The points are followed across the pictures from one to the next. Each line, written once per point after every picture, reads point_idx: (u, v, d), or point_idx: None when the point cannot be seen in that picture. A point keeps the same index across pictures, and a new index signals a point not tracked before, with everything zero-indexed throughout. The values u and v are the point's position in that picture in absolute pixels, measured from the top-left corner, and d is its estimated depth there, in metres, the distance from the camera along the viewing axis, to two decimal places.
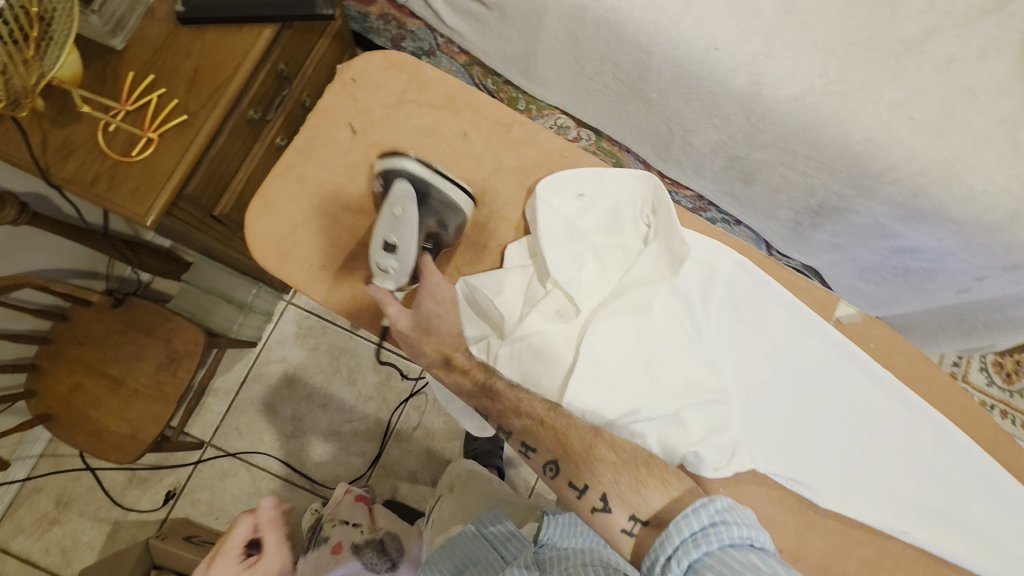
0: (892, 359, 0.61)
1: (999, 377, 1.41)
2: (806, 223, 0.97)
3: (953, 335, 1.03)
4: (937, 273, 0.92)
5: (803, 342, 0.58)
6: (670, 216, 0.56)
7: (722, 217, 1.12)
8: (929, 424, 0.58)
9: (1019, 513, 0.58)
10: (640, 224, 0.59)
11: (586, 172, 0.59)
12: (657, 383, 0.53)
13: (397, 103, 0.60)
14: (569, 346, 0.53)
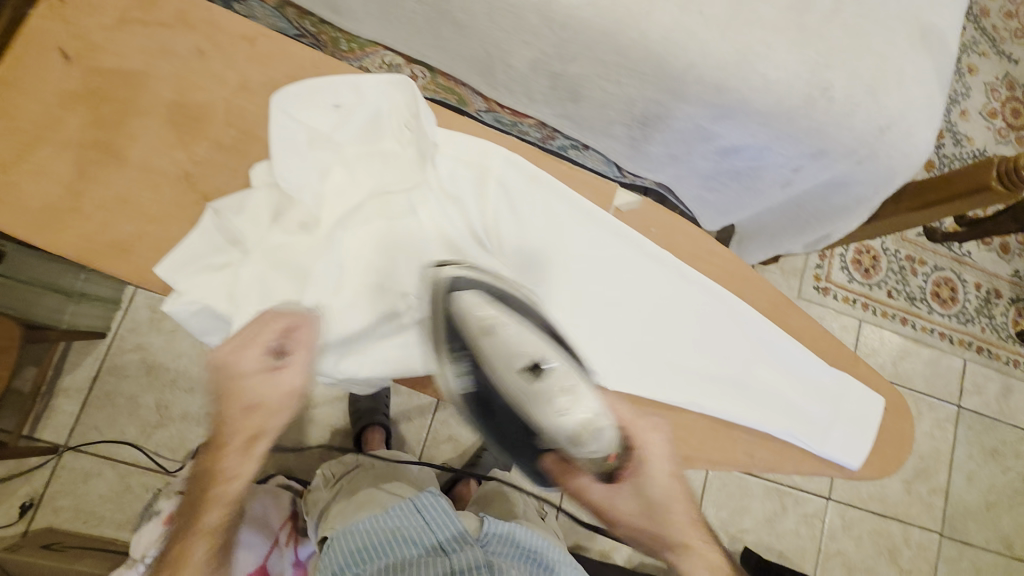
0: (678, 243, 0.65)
1: (858, 273, 1.52)
2: (640, 137, 0.98)
3: (793, 231, 1.09)
4: (761, 169, 0.96)
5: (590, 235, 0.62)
6: (419, 117, 0.58)
7: (570, 143, 1.09)
8: (712, 298, 0.63)
9: (799, 368, 0.64)
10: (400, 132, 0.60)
11: (340, 79, 0.58)
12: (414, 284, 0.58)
13: (118, 27, 0.62)
14: (315, 257, 0.55)
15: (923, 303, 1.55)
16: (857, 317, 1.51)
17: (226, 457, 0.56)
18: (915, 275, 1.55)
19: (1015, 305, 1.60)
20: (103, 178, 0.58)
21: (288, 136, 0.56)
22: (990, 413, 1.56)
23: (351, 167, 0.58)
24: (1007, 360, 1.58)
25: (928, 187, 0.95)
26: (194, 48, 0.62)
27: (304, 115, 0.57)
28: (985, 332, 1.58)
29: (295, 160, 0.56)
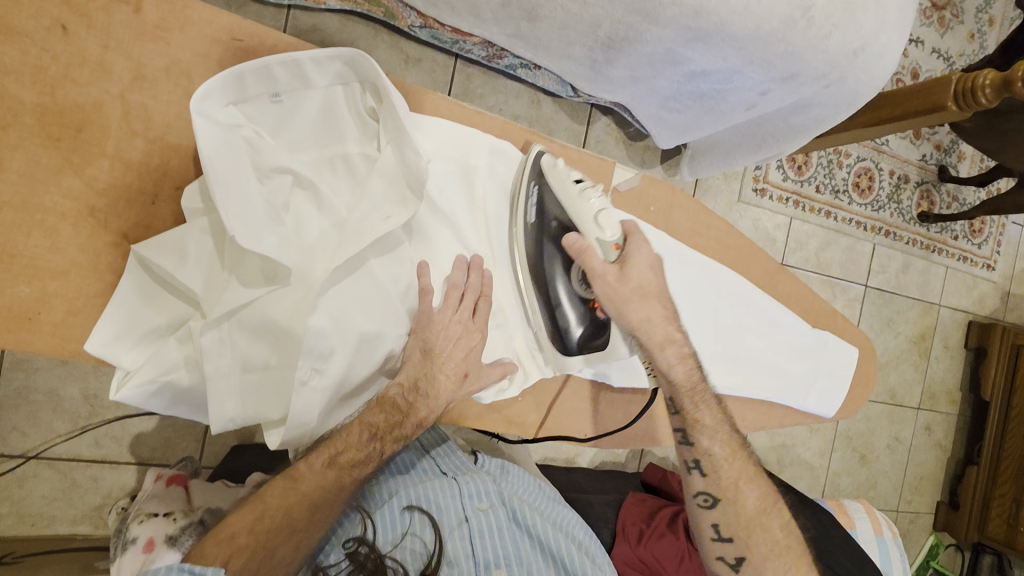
0: (675, 217, 0.89)
1: (792, 171, 1.56)
2: (602, 59, 0.88)
3: (747, 149, 1.06)
4: (728, 92, 0.90)
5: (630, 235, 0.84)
6: (396, 118, 0.62)
7: (521, 63, 1.01)
8: (710, 275, 0.90)
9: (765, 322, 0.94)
10: (360, 120, 0.65)
11: (280, 69, 0.59)
12: (389, 298, 0.68)
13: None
14: (285, 307, 0.61)
15: (845, 195, 1.64)
16: (789, 215, 1.58)
17: (375, 446, 0.70)
18: (841, 168, 1.62)
19: (919, 188, 1.74)
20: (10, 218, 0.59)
21: (230, 149, 0.58)
22: (890, 289, 1.75)
23: (307, 166, 0.64)
24: (908, 240, 1.76)
25: (886, 104, 0.95)
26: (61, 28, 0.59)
27: (247, 110, 0.60)
28: (893, 216, 1.72)
29: (240, 173, 0.58)
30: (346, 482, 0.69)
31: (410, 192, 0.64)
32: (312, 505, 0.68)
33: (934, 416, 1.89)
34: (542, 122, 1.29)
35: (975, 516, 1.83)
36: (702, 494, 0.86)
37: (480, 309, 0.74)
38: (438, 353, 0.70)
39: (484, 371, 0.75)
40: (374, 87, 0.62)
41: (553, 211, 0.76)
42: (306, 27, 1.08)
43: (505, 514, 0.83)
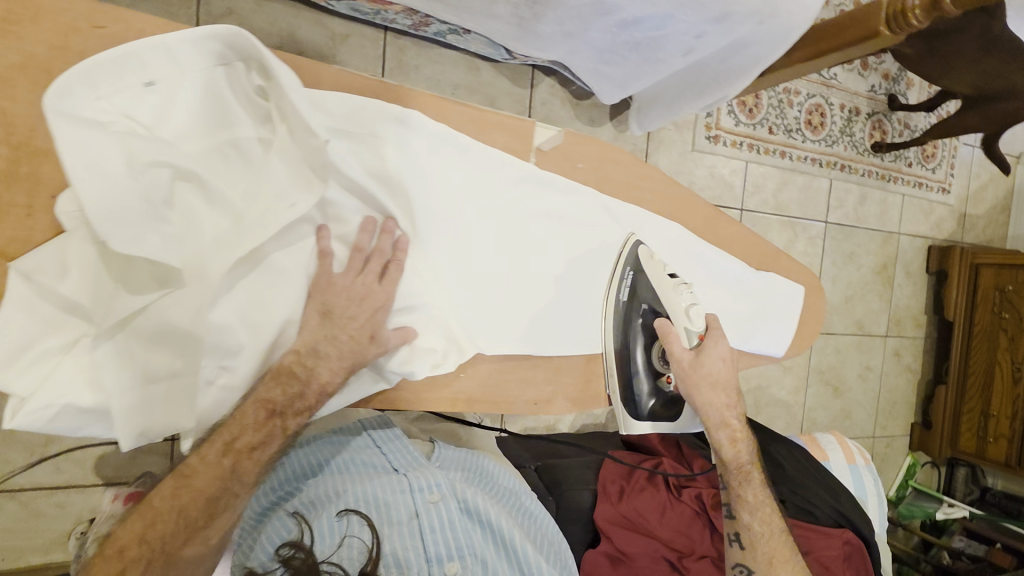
0: (601, 168, 0.87)
1: (743, 114, 1.55)
2: (527, 15, 0.85)
3: (691, 96, 1.03)
4: (663, 39, 0.88)
5: (553, 195, 0.83)
6: (283, 93, 0.59)
7: (448, 29, 0.97)
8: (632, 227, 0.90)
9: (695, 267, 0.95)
10: (247, 102, 0.61)
11: (148, 55, 0.56)
12: (289, 287, 0.66)
13: None
14: (184, 309, 0.59)
15: (798, 133, 1.64)
16: (744, 159, 1.57)
17: (274, 427, 0.66)
18: (791, 106, 1.61)
19: (871, 119, 1.74)
20: None
21: (101, 147, 0.54)
22: (850, 223, 1.78)
23: (194, 157, 0.59)
24: (863, 172, 1.77)
25: (827, 34, 0.92)
26: None
27: (119, 102, 0.56)
28: (847, 150, 1.73)
29: (111, 168, 0.54)
30: (248, 470, 0.65)
31: (312, 175, 0.62)
32: (211, 502, 0.64)
33: (902, 342, 1.94)
34: (482, 89, 1.26)
35: (947, 433, 1.90)
36: (738, 564, 0.95)
37: (391, 273, 0.70)
38: (338, 312, 0.67)
39: (390, 333, 0.71)
40: (256, 65, 0.60)
41: (648, 296, 0.89)
42: (220, 11, 1.03)
43: (455, 505, 0.84)
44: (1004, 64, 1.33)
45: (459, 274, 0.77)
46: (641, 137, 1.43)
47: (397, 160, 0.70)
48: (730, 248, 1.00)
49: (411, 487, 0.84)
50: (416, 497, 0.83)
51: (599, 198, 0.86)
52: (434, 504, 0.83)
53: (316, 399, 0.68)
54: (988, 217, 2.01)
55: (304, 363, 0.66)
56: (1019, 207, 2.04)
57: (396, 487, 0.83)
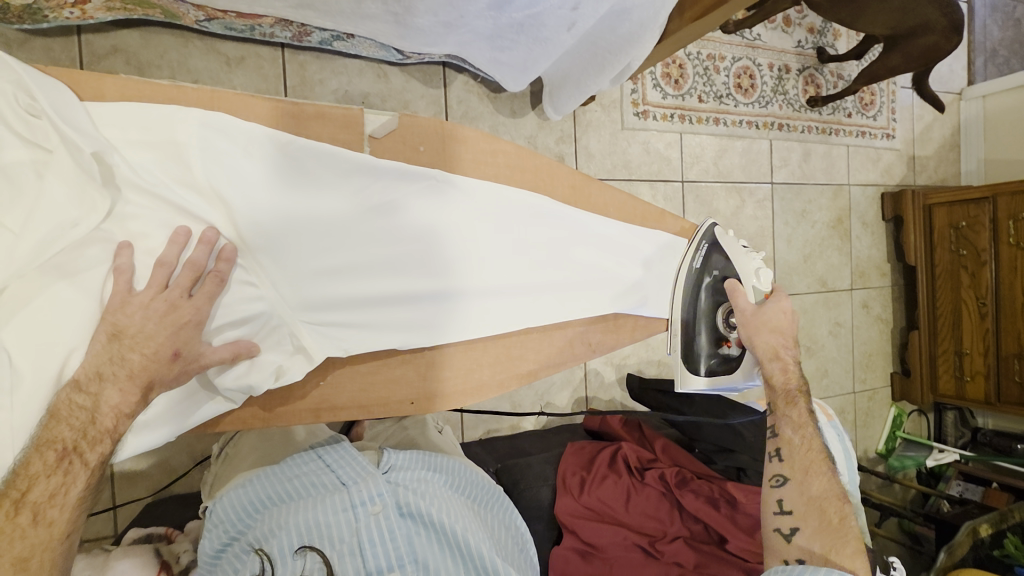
0: (444, 145, 0.80)
1: (668, 86, 1.53)
2: (399, 9, 0.83)
3: (594, 73, 1.02)
4: (542, 16, 0.87)
5: (418, 185, 0.76)
6: (50, 111, 0.57)
7: (332, 35, 0.95)
8: (510, 201, 0.82)
9: (586, 236, 0.88)
10: (18, 122, 0.58)
11: None
12: (75, 315, 0.60)
13: None
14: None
15: (729, 98, 1.62)
16: (677, 131, 1.56)
17: (72, 465, 0.56)
18: (718, 72, 1.60)
19: (802, 75, 1.73)
20: None
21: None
22: (797, 180, 1.76)
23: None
24: (803, 129, 1.76)
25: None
26: None
27: None
28: (783, 109, 1.72)
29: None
30: (54, 519, 0.56)
31: (91, 188, 0.60)
32: (18, 565, 0.53)
33: (869, 293, 1.92)
34: (395, 95, 1.24)
35: (927, 378, 1.87)
36: (774, 474, 0.86)
37: (203, 288, 0.64)
38: (130, 335, 0.60)
39: (212, 348, 0.66)
40: (23, 85, 0.58)
41: (716, 261, 0.91)
42: (104, 51, 1.02)
43: (399, 514, 0.81)
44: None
45: (312, 282, 0.72)
46: (566, 122, 1.42)
47: (195, 162, 0.63)
48: (607, 213, 0.92)
49: (353, 502, 0.80)
50: (358, 511, 0.79)
51: (456, 180, 0.78)
52: (379, 515, 0.80)
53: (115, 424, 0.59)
54: (938, 156, 2.00)
55: (84, 392, 0.58)
56: (968, 142, 2.03)
57: (337, 505, 0.79)
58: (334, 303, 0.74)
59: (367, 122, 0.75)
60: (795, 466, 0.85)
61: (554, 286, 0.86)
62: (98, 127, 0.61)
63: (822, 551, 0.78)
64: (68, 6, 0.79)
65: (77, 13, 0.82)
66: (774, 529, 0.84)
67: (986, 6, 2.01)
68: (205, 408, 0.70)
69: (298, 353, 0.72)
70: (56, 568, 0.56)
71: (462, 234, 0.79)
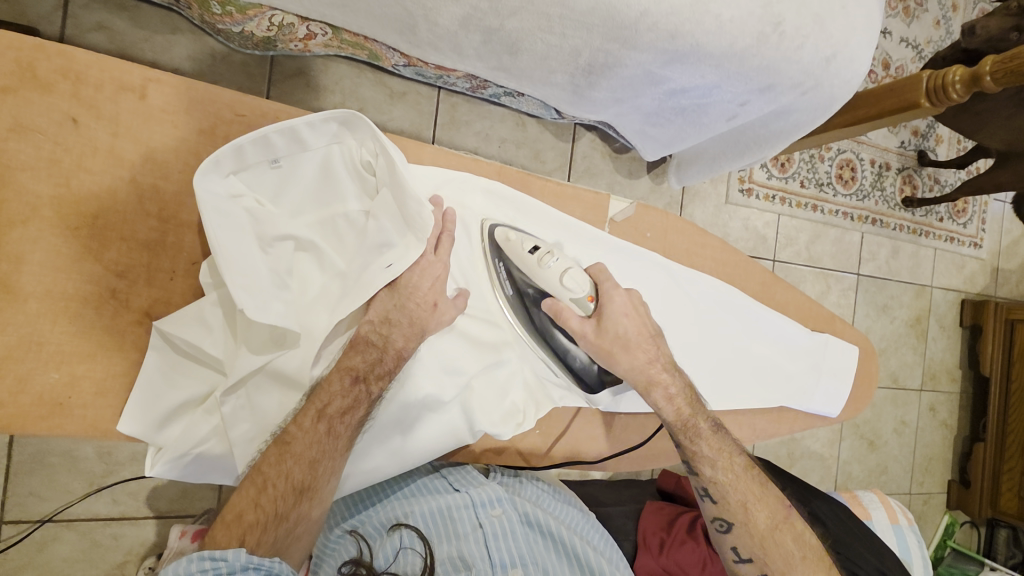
0: (666, 232, 0.96)
1: (775, 168, 1.59)
2: (584, 83, 0.91)
3: (733, 155, 1.08)
4: (708, 105, 0.93)
5: (642, 263, 0.91)
6: (389, 174, 0.70)
7: (504, 91, 1.04)
8: (709, 289, 0.97)
9: (764, 330, 1.00)
10: (356, 172, 0.71)
11: (281, 142, 0.66)
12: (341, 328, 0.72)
13: (16, 132, 0.63)
14: (292, 365, 0.69)
15: (829, 187, 1.67)
16: (777, 212, 1.61)
17: (337, 427, 0.67)
18: (823, 161, 1.65)
19: (901, 174, 1.78)
20: (59, 308, 0.66)
21: (234, 218, 0.66)
22: (882, 275, 1.79)
23: (309, 228, 0.71)
24: (895, 227, 1.79)
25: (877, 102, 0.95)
26: (68, 117, 0.65)
27: (249, 178, 0.68)
28: (878, 205, 1.76)
29: (247, 245, 0.66)
30: (328, 467, 0.67)
31: (411, 237, 0.70)
32: (311, 465, 0.66)
33: (937, 395, 1.91)
34: (529, 143, 1.32)
35: (987, 491, 1.85)
36: (717, 518, 0.85)
37: (445, 244, 0.73)
38: (405, 286, 0.70)
39: (452, 300, 0.76)
40: (369, 145, 0.70)
41: (522, 281, 0.80)
42: (290, 71, 1.10)
43: (517, 518, 0.83)
44: None
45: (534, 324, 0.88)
46: (677, 190, 1.48)
47: (503, 288, 0.82)
48: (786, 310, 1.07)
49: (476, 501, 0.82)
50: (478, 511, 0.81)
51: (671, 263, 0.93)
52: (498, 516, 0.81)
53: (366, 406, 0.69)
54: (1020, 271, 2.01)
55: (378, 331, 0.69)
56: None
57: (461, 504, 0.81)
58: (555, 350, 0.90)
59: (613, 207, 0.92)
60: (740, 509, 0.84)
61: (732, 368, 0.98)
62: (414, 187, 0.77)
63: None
64: (296, 40, 0.88)
65: (299, 45, 0.91)
66: (743, 574, 0.85)
67: None
68: (451, 436, 0.80)
69: (532, 401, 0.86)
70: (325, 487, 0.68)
71: (669, 310, 0.93)
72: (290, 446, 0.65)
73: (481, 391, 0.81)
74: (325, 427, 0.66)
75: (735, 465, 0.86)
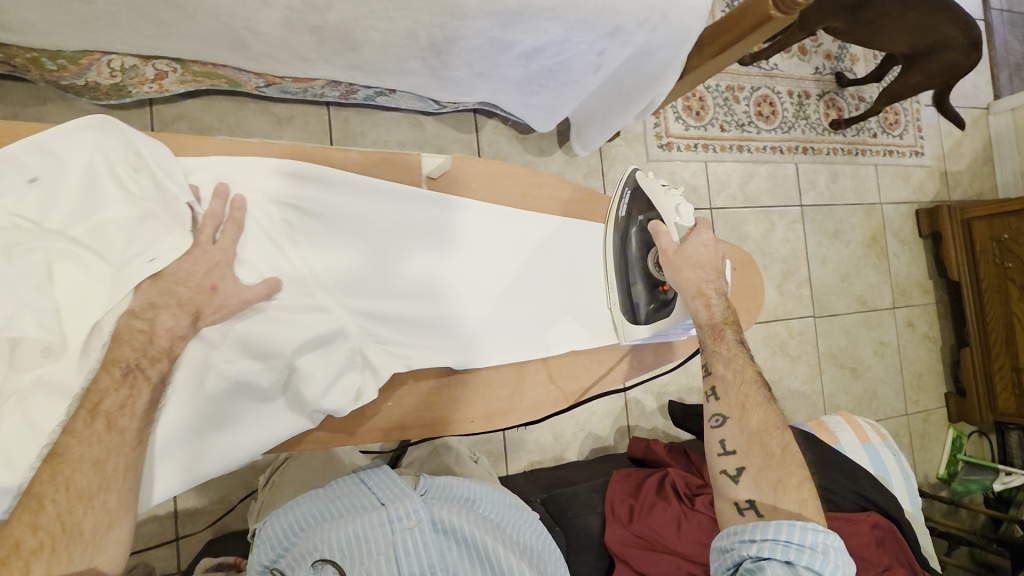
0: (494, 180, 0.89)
1: (690, 117, 1.58)
2: (438, 64, 0.90)
3: (619, 109, 1.08)
4: (568, 62, 0.92)
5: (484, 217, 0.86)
6: (152, 167, 0.64)
7: (375, 92, 1.04)
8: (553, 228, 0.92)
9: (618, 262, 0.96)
10: (120, 177, 0.64)
11: (27, 154, 0.61)
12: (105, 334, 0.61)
13: None
14: (62, 377, 0.59)
15: (751, 126, 1.66)
16: (702, 160, 1.60)
17: (120, 430, 0.58)
18: (738, 102, 1.65)
19: (823, 99, 1.77)
20: None
21: None
22: (827, 201, 1.77)
23: (71, 241, 0.62)
24: (828, 151, 1.78)
25: (725, 28, 0.96)
26: None
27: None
28: (806, 132, 1.74)
29: None
30: (118, 467, 0.57)
31: (177, 224, 0.65)
32: (96, 466, 0.55)
33: (913, 310, 1.88)
34: (430, 141, 1.32)
35: (983, 395, 1.80)
36: (715, 415, 0.82)
37: (225, 234, 0.67)
38: (172, 275, 0.64)
39: (248, 287, 0.67)
40: (131, 145, 0.64)
41: (643, 207, 0.92)
42: (171, 118, 1.11)
43: (432, 527, 0.82)
44: (929, 17, 1.34)
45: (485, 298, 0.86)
46: (594, 158, 1.48)
47: (617, 210, 0.93)
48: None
49: (391, 516, 0.81)
50: (392, 525, 0.81)
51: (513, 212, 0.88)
52: (411, 529, 0.81)
53: (152, 395, 0.61)
54: (970, 170, 1.99)
55: (140, 319, 0.62)
56: (1001, 156, 2.01)
57: (375, 520, 0.81)
58: (410, 322, 0.80)
59: (429, 164, 0.83)
60: (734, 409, 0.81)
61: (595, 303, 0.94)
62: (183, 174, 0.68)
63: (766, 488, 0.76)
64: (144, 80, 0.89)
65: (152, 86, 0.91)
66: (721, 472, 0.80)
67: (1004, 22, 2.04)
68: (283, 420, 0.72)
69: (369, 372, 0.77)
70: (121, 486, 0.57)
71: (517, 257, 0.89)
72: (62, 452, 0.54)
73: (311, 373, 0.71)
74: (103, 428, 0.57)
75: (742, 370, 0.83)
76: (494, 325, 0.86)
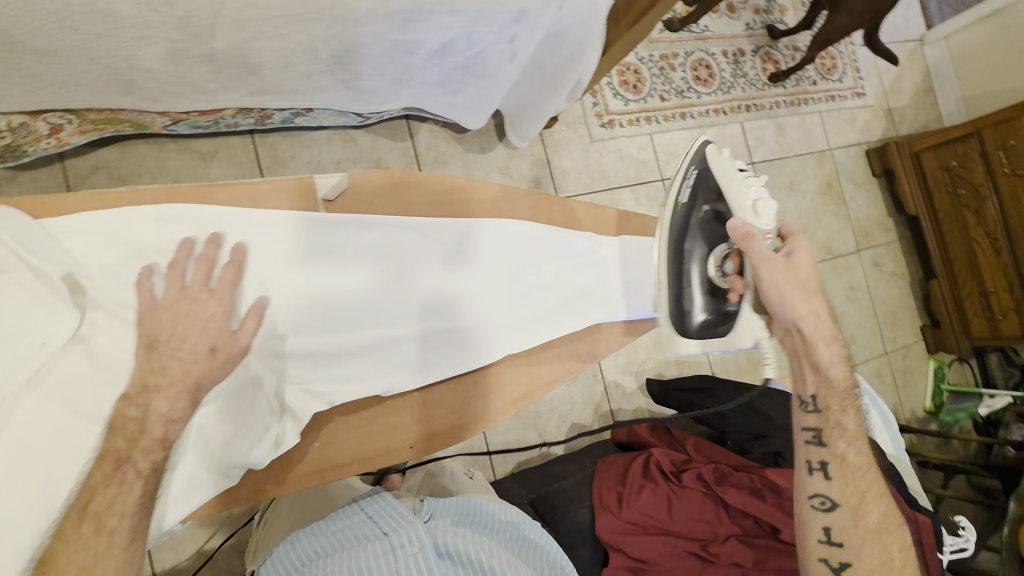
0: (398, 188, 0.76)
1: (627, 91, 1.56)
2: (348, 76, 0.87)
3: (547, 94, 1.05)
4: (482, 54, 0.90)
5: (409, 235, 0.74)
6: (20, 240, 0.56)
7: (291, 113, 1.00)
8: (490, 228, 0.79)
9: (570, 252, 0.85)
10: None
11: None
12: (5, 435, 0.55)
13: None
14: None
15: (690, 92, 1.65)
16: (647, 133, 1.58)
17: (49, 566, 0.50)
18: (674, 69, 1.63)
19: (758, 55, 1.76)
20: None
21: None
22: (777, 156, 1.77)
23: None
24: (771, 105, 1.77)
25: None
26: None
27: None
28: (746, 90, 1.74)
29: None
30: None
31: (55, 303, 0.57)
32: None
33: (878, 251, 1.89)
34: (365, 155, 1.28)
35: (957, 323, 1.83)
36: (812, 430, 0.83)
37: (222, 279, 0.62)
38: (165, 343, 0.59)
39: (238, 329, 0.62)
40: None
41: (710, 194, 0.82)
42: (86, 170, 1.06)
43: (436, 552, 0.74)
44: None
45: (438, 317, 0.76)
46: (537, 147, 1.45)
47: (680, 190, 0.82)
48: (577, 223, 0.88)
49: (393, 543, 0.73)
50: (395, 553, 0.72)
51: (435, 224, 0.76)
52: (415, 555, 0.72)
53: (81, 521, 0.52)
54: (913, 104, 2.00)
55: (136, 404, 0.57)
56: (941, 85, 2.03)
57: (376, 550, 0.72)
58: (362, 356, 0.72)
59: (322, 183, 0.72)
60: (838, 443, 0.81)
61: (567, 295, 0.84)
62: (53, 240, 0.57)
63: (864, 527, 0.77)
64: (40, 137, 0.84)
65: (49, 142, 0.86)
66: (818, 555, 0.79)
67: None
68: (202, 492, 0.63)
69: (289, 418, 0.66)
70: None
71: (469, 263, 0.78)
72: None
73: (217, 427, 0.63)
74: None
75: (832, 389, 0.83)
76: (503, 325, 0.80)
